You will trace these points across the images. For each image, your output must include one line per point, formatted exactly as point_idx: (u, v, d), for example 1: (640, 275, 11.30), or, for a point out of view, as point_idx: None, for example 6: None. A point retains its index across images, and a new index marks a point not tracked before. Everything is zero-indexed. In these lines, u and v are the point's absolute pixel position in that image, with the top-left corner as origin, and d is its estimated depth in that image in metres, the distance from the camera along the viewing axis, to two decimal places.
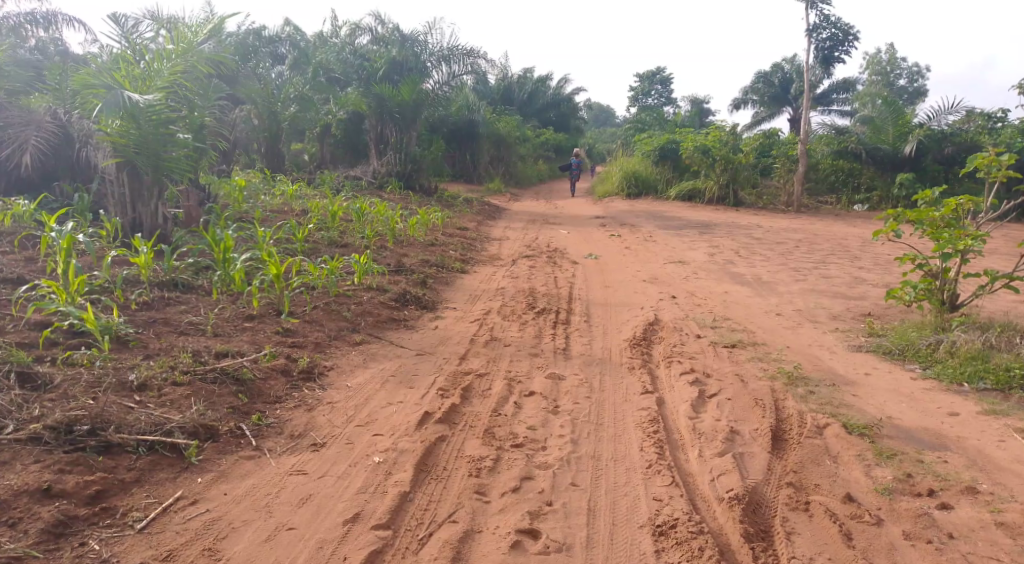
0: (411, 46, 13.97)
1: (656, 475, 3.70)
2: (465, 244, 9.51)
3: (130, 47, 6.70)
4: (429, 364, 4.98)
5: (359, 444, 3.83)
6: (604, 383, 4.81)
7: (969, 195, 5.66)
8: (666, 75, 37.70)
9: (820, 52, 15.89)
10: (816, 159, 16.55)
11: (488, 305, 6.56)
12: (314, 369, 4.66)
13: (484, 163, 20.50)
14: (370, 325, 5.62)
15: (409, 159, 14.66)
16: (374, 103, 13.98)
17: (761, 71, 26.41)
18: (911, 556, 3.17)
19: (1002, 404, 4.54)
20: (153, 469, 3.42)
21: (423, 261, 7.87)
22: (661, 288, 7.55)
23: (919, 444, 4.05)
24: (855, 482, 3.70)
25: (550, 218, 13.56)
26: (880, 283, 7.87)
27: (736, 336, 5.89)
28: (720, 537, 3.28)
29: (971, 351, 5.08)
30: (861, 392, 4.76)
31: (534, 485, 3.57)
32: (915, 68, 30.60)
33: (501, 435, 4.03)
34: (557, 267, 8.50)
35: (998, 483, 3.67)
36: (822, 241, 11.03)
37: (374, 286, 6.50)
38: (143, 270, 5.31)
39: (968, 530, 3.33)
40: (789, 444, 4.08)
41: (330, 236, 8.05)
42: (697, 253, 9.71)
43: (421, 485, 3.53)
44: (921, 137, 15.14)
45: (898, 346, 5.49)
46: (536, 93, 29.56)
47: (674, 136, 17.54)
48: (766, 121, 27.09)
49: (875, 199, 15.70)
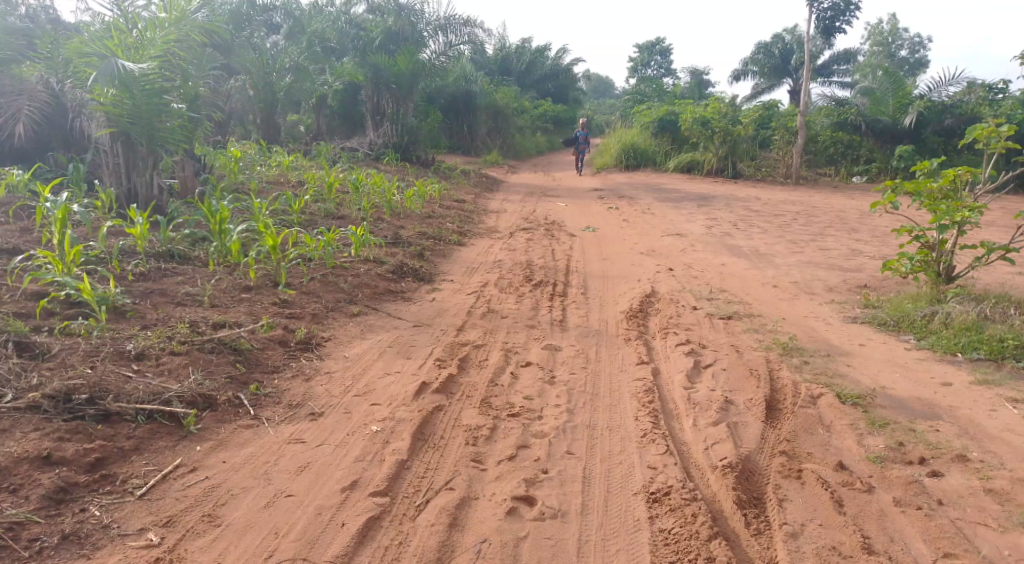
0: (407, 15, 13.82)
1: (651, 444, 3.74)
2: (462, 216, 9.50)
3: (122, 15, 6.52)
4: (426, 336, 4.99)
5: (356, 414, 3.86)
6: (600, 354, 4.84)
7: (967, 167, 5.63)
8: (666, 46, 37.40)
9: (821, 21, 15.67)
10: (816, 131, 16.37)
11: (485, 278, 6.56)
12: (312, 340, 4.68)
13: (482, 135, 20.40)
14: (367, 296, 5.64)
15: (405, 130, 14.54)
16: (370, 74, 14.06)
17: (762, 41, 26.16)
18: (901, 522, 3.21)
19: (995, 374, 4.58)
20: (151, 438, 3.44)
21: (421, 233, 7.88)
22: (658, 260, 7.55)
23: (912, 414, 4.09)
24: (848, 451, 3.74)
25: (548, 190, 13.49)
26: (876, 254, 7.89)
27: (733, 307, 5.91)
28: (714, 504, 3.32)
29: (965, 322, 5.11)
30: (855, 363, 4.80)
31: (530, 453, 3.61)
32: (918, 38, 30.28)
33: (497, 404, 4.06)
34: (555, 239, 8.50)
35: (989, 451, 3.71)
36: (819, 213, 10.98)
37: (371, 258, 6.50)
38: (139, 241, 5.33)
39: (957, 496, 3.38)
40: (783, 414, 4.12)
41: (327, 207, 8.04)
42: (694, 225, 9.70)
43: (418, 454, 3.56)
44: (922, 109, 14.99)
45: (894, 317, 5.51)
46: (534, 63, 29.33)
47: (673, 107, 17.36)
48: (766, 93, 26.95)
49: (873, 171, 15.77)
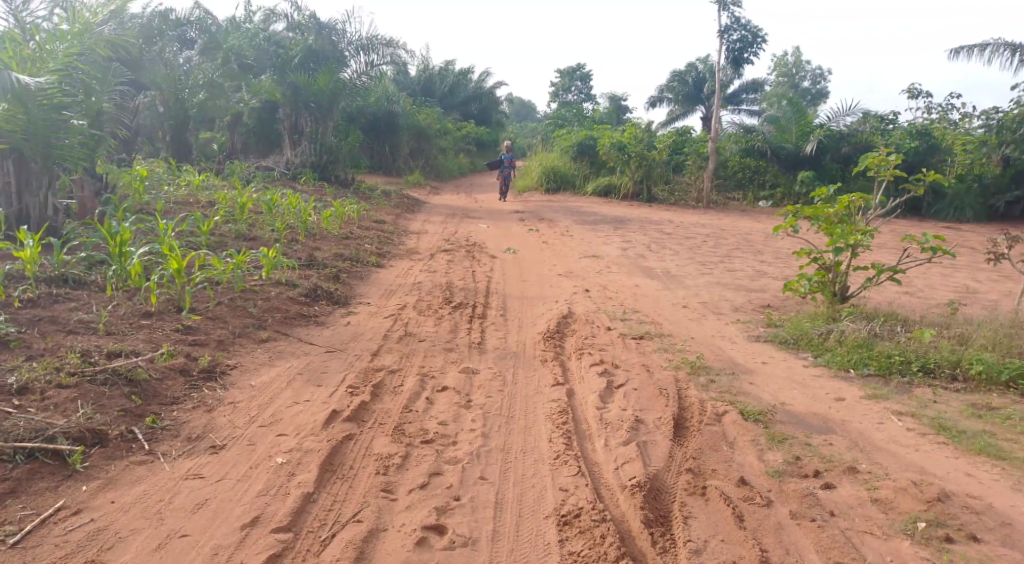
0: (327, 34, 14.18)
1: (564, 466, 3.78)
2: (381, 237, 9.40)
3: (19, 26, 6.20)
4: (339, 361, 4.89)
5: (261, 446, 3.73)
6: (517, 377, 4.86)
7: (860, 193, 6.00)
8: (586, 72, 38.34)
9: (730, 53, 16.46)
10: (725, 157, 17.10)
11: (403, 300, 6.50)
12: (216, 369, 4.50)
13: (403, 155, 20.29)
14: (277, 322, 5.47)
15: (324, 150, 14.27)
16: (288, 93, 13.70)
17: (676, 70, 27.29)
18: (796, 535, 3.33)
19: (883, 388, 4.86)
20: (31, 479, 3.22)
21: (336, 254, 7.74)
22: (576, 281, 7.67)
23: (808, 429, 4.28)
24: (749, 466, 3.88)
25: (469, 211, 13.53)
26: (780, 275, 8.27)
27: (645, 327, 6.07)
28: (622, 524, 3.37)
29: (857, 339, 5.41)
30: (758, 380, 5.00)
31: (442, 481, 3.57)
32: (819, 70, 32.26)
33: (411, 431, 4.01)
34: (476, 261, 8.53)
35: (876, 463, 3.92)
36: (728, 236, 11.47)
37: (283, 281, 6.33)
38: (28, 265, 5.00)
39: (847, 507, 3.53)
40: (689, 432, 4.24)
41: (239, 229, 7.81)
42: (612, 247, 9.93)
43: (325, 485, 3.47)
44: (821, 137, 15.99)
45: (793, 335, 5.78)
46: (457, 85, 29.61)
47: (592, 132, 17.86)
48: (680, 119, 27.98)
49: (778, 196, 16.56)
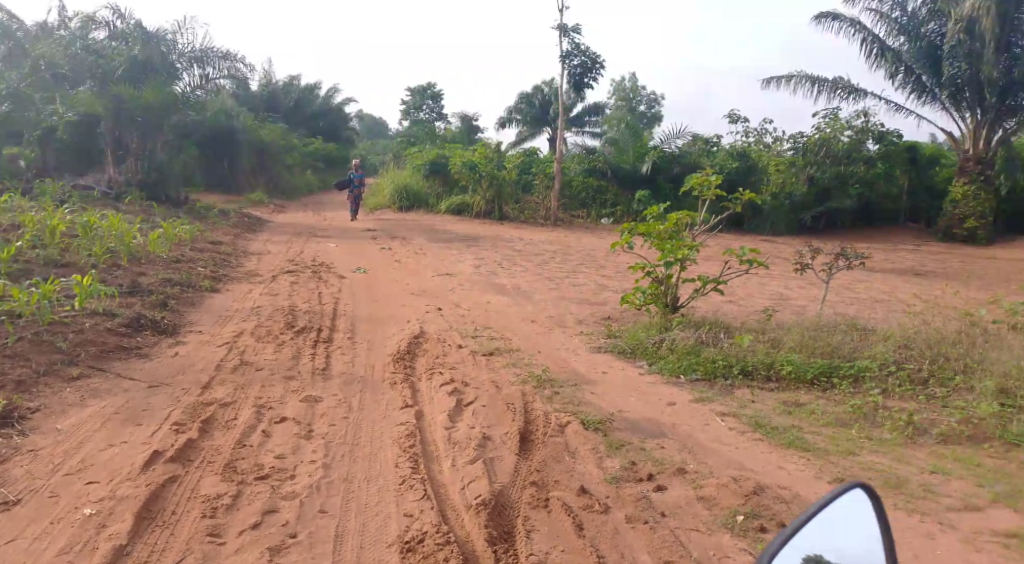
0: (156, 44, 12.92)
1: (409, 490, 3.71)
2: (217, 259, 8.86)
3: None
4: (165, 396, 4.52)
5: (65, 497, 3.35)
6: (363, 402, 4.73)
7: (686, 211, 6.46)
8: (437, 91, 38.60)
9: (571, 77, 17.25)
10: (569, 176, 17.75)
11: (241, 326, 6.15)
12: (13, 414, 4.00)
13: (244, 172, 19.35)
14: (91, 356, 4.97)
15: (153, 168, 13.31)
16: (109, 107, 12.31)
17: (523, 92, 28.20)
18: (631, 537, 3.48)
19: (709, 391, 5.23)
20: None
21: (165, 279, 7.19)
22: (426, 300, 7.64)
23: (643, 434, 4.51)
24: (589, 475, 4.01)
25: (317, 231, 13.10)
26: (620, 288, 8.72)
27: (493, 343, 6.14)
28: (466, 544, 3.35)
29: (686, 347, 5.80)
30: (598, 390, 5.21)
31: (277, 518, 3.38)
32: (654, 95, 34.56)
33: (244, 467, 3.77)
34: (322, 282, 8.25)
35: (702, 462, 4.19)
36: (573, 252, 11.93)
37: (100, 311, 5.78)
38: None
39: (677, 507, 3.74)
40: (534, 445, 4.33)
41: (48, 254, 7.04)
42: (463, 264, 9.99)
43: (143, 535, 3.17)
44: (655, 159, 17.13)
45: (631, 345, 6.09)
46: (302, 101, 28.76)
47: (443, 150, 17.86)
48: (529, 140, 28.86)
49: (618, 214, 17.48)
